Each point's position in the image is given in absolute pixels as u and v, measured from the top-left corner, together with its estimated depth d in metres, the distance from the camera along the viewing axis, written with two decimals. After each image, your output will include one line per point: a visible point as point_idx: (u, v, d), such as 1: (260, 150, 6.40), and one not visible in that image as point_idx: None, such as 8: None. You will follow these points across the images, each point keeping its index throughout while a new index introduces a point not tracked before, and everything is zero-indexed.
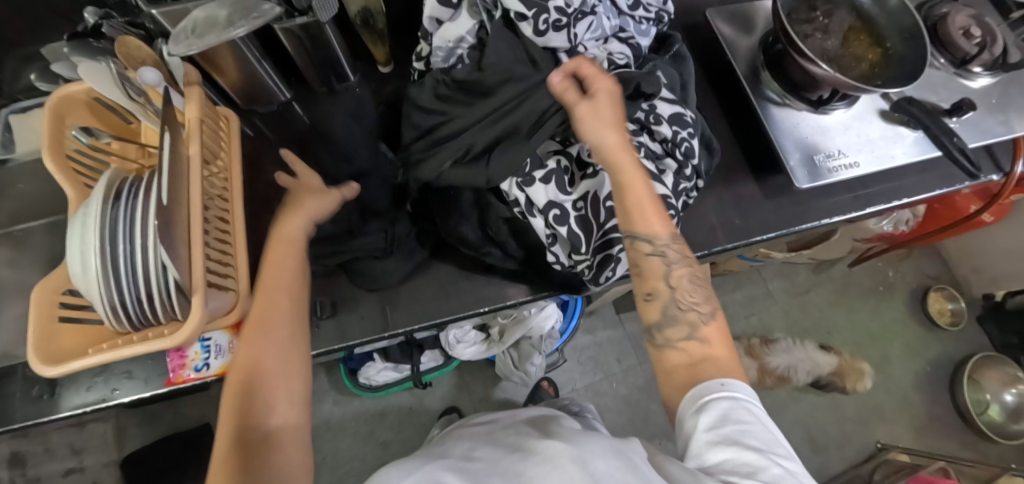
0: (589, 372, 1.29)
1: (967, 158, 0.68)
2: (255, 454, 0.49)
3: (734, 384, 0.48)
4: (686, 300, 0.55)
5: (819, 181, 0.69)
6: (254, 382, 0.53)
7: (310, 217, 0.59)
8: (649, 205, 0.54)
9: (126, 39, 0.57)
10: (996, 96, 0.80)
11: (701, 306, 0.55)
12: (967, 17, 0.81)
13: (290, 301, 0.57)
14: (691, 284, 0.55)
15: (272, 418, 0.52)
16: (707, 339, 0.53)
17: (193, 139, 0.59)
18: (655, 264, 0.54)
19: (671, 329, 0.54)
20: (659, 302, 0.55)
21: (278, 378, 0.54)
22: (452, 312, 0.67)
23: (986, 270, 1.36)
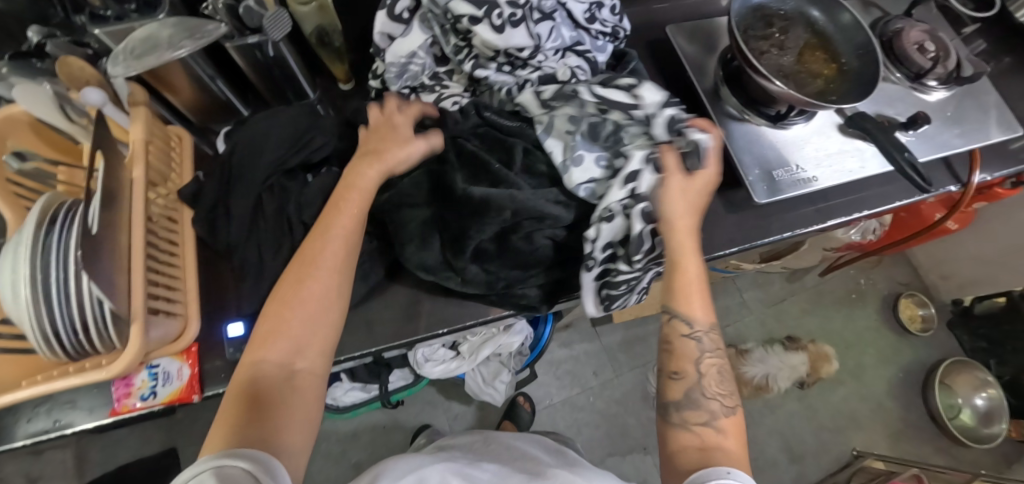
0: (566, 387, 1.28)
1: (917, 173, 0.68)
2: (270, 392, 0.48)
3: (739, 473, 0.46)
4: (712, 388, 0.54)
5: (778, 195, 0.69)
6: (283, 331, 0.50)
7: (387, 171, 0.57)
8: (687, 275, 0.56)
9: (67, 60, 0.56)
10: (952, 109, 0.82)
11: (724, 398, 0.54)
12: (921, 32, 0.82)
13: (336, 256, 0.53)
14: (720, 375, 0.55)
15: (298, 360, 0.50)
16: (724, 429, 0.52)
17: (137, 162, 0.58)
18: (687, 346, 0.55)
19: (689, 411, 0.53)
20: (684, 383, 0.54)
21: (305, 310, 0.51)
22: (410, 335, 0.65)
23: (956, 276, 1.39)
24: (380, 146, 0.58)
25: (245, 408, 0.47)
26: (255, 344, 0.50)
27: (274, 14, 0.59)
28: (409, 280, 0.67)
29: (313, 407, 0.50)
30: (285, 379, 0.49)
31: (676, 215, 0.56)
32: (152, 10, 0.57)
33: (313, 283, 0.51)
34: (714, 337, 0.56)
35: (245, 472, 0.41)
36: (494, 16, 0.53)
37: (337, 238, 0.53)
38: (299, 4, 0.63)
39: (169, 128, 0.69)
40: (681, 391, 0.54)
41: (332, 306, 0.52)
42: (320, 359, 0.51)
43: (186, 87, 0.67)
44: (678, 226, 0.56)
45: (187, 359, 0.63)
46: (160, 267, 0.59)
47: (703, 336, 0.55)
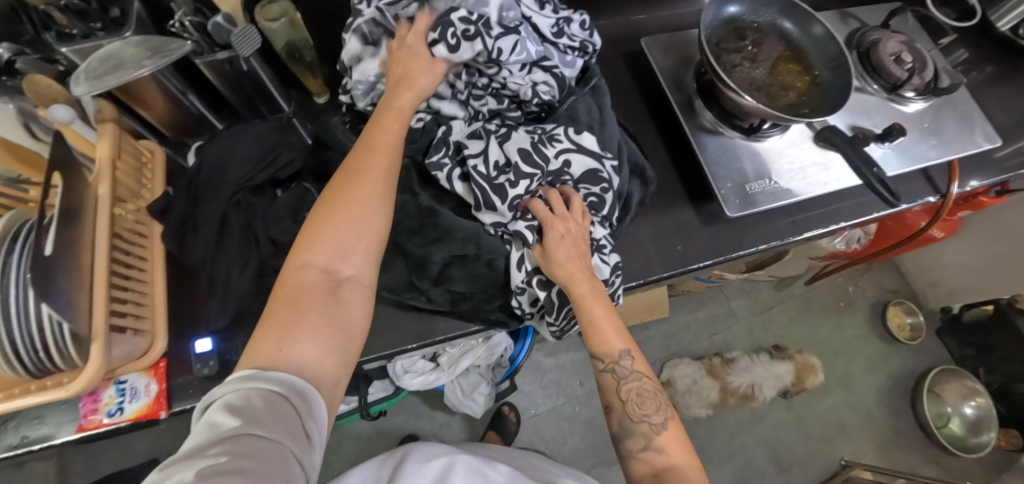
0: (551, 396, 1.28)
1: (887, 190, 0.66)
2: (318, 297, 0.45)
3: None
4: (637, 411, 0.54)
5: (750, 209, 0.69)
6: (329, 239, 0.47)
7: (422, 91, 0.55)
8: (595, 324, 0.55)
9: (35, 78, 0.55)
10: (929, 120, 0.82)
11: (652, 417, 0.54)
12: (898, 43, 0.82)
13: (376, 167, 0.50)
14: (641, 398, 0.55)
15: (344, 268, 0.47)
16: (663, 447, 0.51)
17: (103, 179, 0.58)
18: (606, 380, 0.56)
19: (629, 440, 0.53)
20: (616, 415, 0.55)
21: (348, 219, 0.48)
22: (376, 352, 0.63)
23: (943, 284, 1.38)
24: (412, 68, 0.55)
25: (291, 314, 0.44)
26: (298, 251, 0.47)
27: (244, 30, 0.60)
28: None
29: (361, 316, 0.48)
30: (327, 292, 0.46)
31: (561, 267, 0.55)
32: (119, 28, 0.57)
33: (357, 196, 0.48)
34: (635, 360, 0.55)
35: (279, 396, 0.40)
36: (449, 35, 0.54)
37: (377, 152, 0.50)
38: (268, 21, 0.63)
39: (139, 142, 0.69)
40: (618, 420, 0.55)
41: (374, 216, 0.49)
42: (366, 266, 0.48)
43: (158, 101, 0.67)
44: (568, 278, 0.55)
45: (154, 375, 0.63)
46: (127, 283, 0.59)
47: (619, 365, 0.55)
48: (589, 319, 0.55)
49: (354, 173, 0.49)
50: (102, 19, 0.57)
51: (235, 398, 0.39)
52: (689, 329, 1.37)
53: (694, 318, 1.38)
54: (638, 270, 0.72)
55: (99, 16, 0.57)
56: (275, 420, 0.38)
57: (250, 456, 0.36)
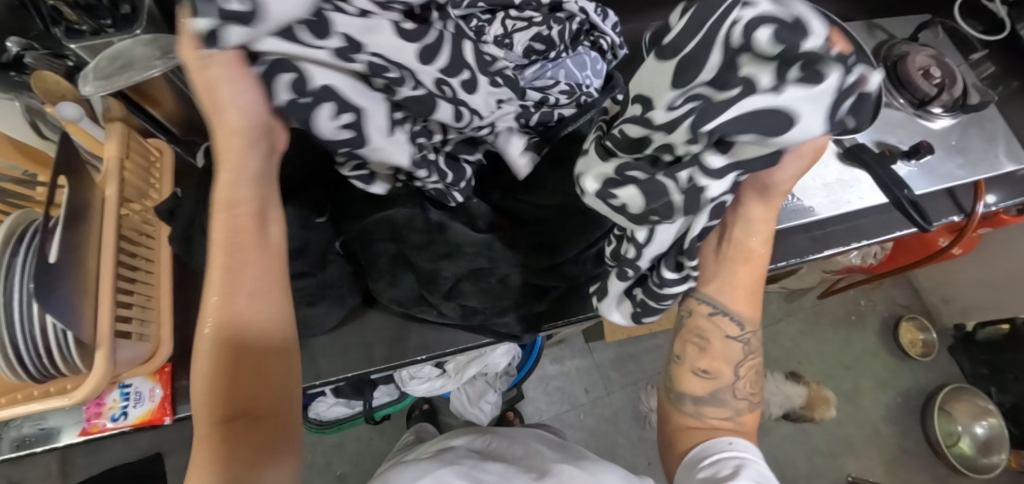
0: (555, 403, 1.26)
1: (915, 210, 0.66)
2: (246, 433, 0.40)
3: (740, 443, 0.52)
4: (743, 389, 0.57)
5: (772, 226, 0.68)
6: (235, 351, 0.40)
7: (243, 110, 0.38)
8: (750, 275, 0.54)
9: (42, 74, 0.55)
10: (955, 138, 0.79)
11: (750, 397, 0.57)
12: (927, 57, 0.80)
13: (271, 246, 0.43)
14: (754, 377, 0.57)
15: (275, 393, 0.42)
16: (742, 424, 0.56)
17: (111, 180, 0.57)
18: (729, 348, 0.56)
19: (709, 406, 0.56)
20: (714, 383, 0.56)
21: (254, 325, 0.41)
22: (384, 363, 0.64)
23: (958, 300, 1.37)
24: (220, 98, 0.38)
25: (226, 458, 0.38)
26: (202, 387, 0.40)
27: None
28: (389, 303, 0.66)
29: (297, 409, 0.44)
30: (254, 423, 0.40)
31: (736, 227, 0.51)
32: (129, 25, 0.55)
33: (254, 301, 0.42)
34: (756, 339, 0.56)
35: None
36: None
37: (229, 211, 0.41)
38: None
39: (148, 140, 0.67)
40: (705, 387, 0.56)
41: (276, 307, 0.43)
42: (286, 369, 0.43)
43: (167, 98, 0.66)
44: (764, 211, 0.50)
45: (160, 380, 0.61)
46: (133, 287, 0.58)
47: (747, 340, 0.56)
48: (735, 280, 0.54)
49: (235, 262, 0.41)
50: (112, 16, 0.55)
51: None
52: None
53: None
54: None
55: (109, 12, 0.55)
56: None
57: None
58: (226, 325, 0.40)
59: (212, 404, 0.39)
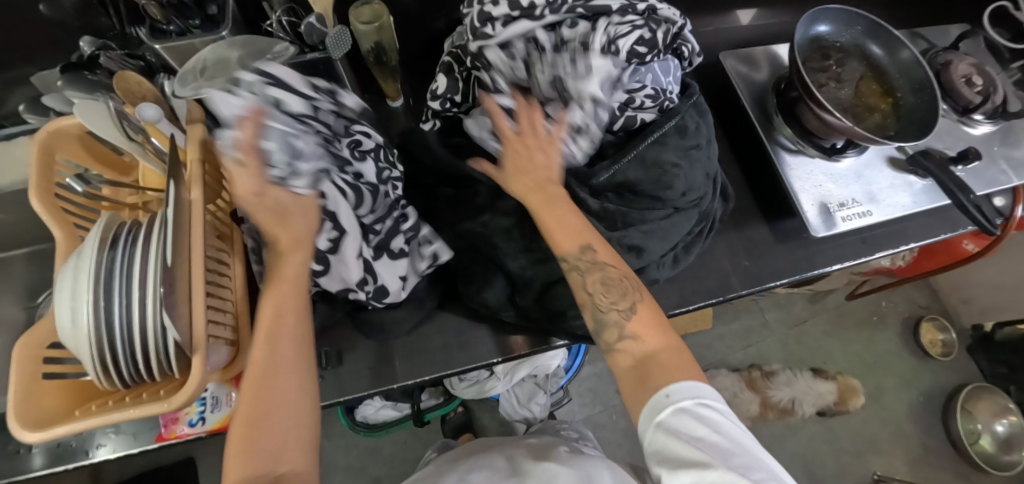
0: (588, 405, 1.27)
1: (980, 212, 0.67)
2: None
3: (677, 393, 0.46)
4: (604, 300, 0.54)
5: (833, 230, 0.69)
6: (265, 396, 0.45)
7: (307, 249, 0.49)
8: (553, 212, 0.56)
9: (125, 74, 0.55)
10: (997, 144, 0.81)
11: (622, 305, 0.53)
12: (969, 65, 0.82)
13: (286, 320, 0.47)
14: (606, 286, 0.54)
15: (282, 463, 0.44)
16: (637, 334, 0.52)
17: (197, 182, 0.57)
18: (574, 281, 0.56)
19: (606, 333, 0.53)
20: (588, 314, 0.55)
21: (280, 387, 0.46)
22: (460, 364, 0.67)
23: (976, 302, 1.40)
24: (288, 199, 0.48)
25: None
26: (233, 446, 0.44)
27: (339, 33, 0.59)
28: (460, 307, 0.69)
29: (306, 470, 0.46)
30: None
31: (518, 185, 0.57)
32: (215, 26, 0.57)
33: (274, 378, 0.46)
34: (596, 252, 0.55)
35: None
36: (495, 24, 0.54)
37: (286, 281, 0.48)
38: (361, 22, 0.61)
39: None
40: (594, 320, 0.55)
41: (297, 374, 0.47)
42: (300, 433, 0.46)
43: None
44: (527, 190, 0.57)
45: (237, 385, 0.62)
46: (215, 287, 0.57)
47: (579, 262, 0.55)
48: (551, 219, 0.56)
49: (277, 334, 0.47)
50: (200, 16, 0.56)
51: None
52: (724, 340, 1.38)
53: (729, 330, 1.38)
54: (715, 288, 0.71)
55: (197, 13, 0.56)
56: None
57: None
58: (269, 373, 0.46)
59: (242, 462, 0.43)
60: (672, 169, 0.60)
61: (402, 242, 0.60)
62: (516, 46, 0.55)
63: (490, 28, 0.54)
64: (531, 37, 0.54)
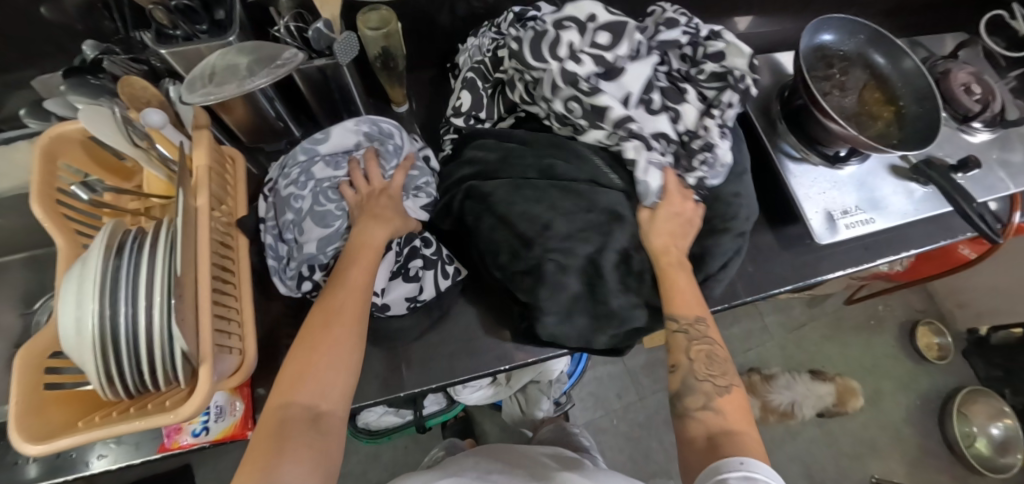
0: (590, 409, 1.27)
1: (982, 221, 0.67)
2: (298, 427, 0.48)
3: (752, 463, 0.47)
4: (703, 371, 0.58)
5: (837, 237, 0.70)
6: (317, 338, 0.52)
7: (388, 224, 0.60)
8: (676, 284, 0.61)
9: (130, 78, 0.55)
10: (996, 152, 0.82)
11: (717, 379, 0.57)
12: (968, 74, 0.83)
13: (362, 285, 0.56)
14: (708, 359, 0.59)
15: (322, 401, 0.50)
16: (721, 409, 0.55)
17: (202, 189, 0.56)
18: (676, 340, 0.60)
19: (688, 397, 0.57)
20: (680, 373, 0.59)
21: (332, 332, 0.52)
22: (467, 372, 0.66)
23: (972, 305, 1.41)
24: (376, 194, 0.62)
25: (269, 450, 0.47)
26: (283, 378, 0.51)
27: (346, 38, 0.58)
28: (466, 314, 0.69)
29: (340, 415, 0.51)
30: (308, 420, 0.49)
31: (659, 237, 0.62)
32: (222, 31, 0.56)
33: (335, 325, 0.53)
34: (707, 327, 0.60)
35: None
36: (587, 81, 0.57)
37: (364, 245, 0.58)
38: (368, 28, 0.61)
39: (223, 147, 0.67)
40: (681, 380, 0.59)
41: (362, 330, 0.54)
42: (342, 378, 0.51)
43: (244, 105, 0.64)
44: (659, 251, 0.62)
45: (241, 393, 0.62)
46: (220, 296, 0.57)
47: (689, 328, 0.59)
48: (676, 285, 0.61)
49: (338, 286, 0.55)
50: (207, 21, 0.56)
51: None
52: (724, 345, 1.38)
53: (729, 334, 1.39)
54: (720, 294, 0.72)
55: (204, 17, 0.55)
56: None
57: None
58: (327, 315, 0.53)
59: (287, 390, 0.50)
60: (730, 198, 0.67)
61: (420, 265, 0.66)
62: (626, 93, 0.59)
63: (589, 83, 0.57)
64: (635, 90, 0.59)
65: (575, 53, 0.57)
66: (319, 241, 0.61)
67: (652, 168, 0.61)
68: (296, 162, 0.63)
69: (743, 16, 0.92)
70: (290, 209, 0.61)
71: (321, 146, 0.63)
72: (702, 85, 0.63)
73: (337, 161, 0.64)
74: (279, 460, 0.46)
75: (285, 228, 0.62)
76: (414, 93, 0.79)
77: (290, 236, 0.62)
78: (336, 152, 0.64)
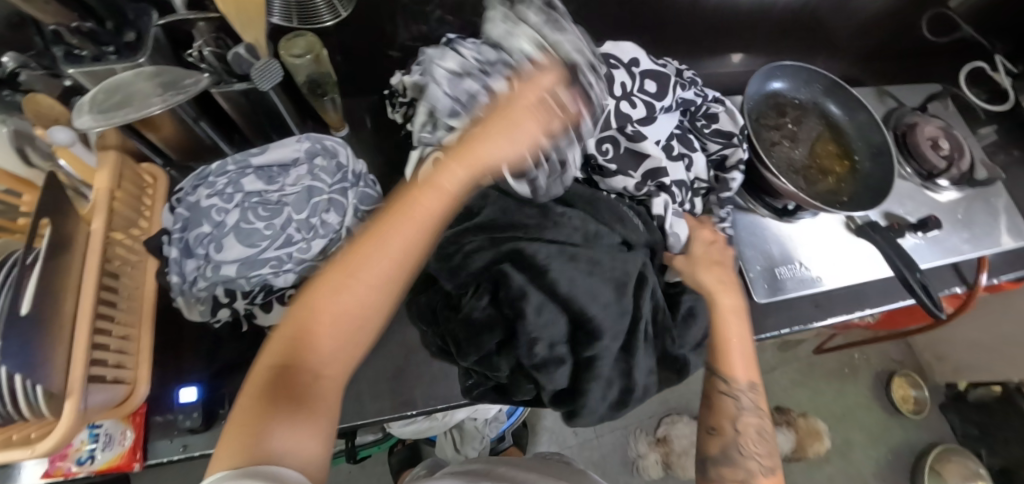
0: (542, 445, 1.23)
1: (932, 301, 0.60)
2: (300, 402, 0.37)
3: None
4: (750, 447, 0.53)
5: (778, 296, 0.66)
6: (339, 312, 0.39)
7: (477, 174, 0.43)
8: (728, 339, 0.56)
9: (36, 96, 0.51)
10: (962, 211, 0.79)
11: (763, 457, 0.52)
12: (935, 128, 0.79)
13: (420, 237, 0.42)
14: (758, 435, 0.53)
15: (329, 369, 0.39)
16: None
17: (97, 213, 0.54)
18: (724, 404, 0.55)
19: (726, 468, 0.52)
20: (721, 441, 0.53)
21: (356, 295, 0.40)
22: (373, 416, 0.62)
23: (949, 359, 1.35)
24: (479, 138, 0.43)
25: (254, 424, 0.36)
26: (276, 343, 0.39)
27: (265, 63, 0.55)
28: (383, 351, 0.65)
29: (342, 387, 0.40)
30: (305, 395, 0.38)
31: (707, 282, 0.58)
32: (132, 53, 0.53)
33: (354, 289, 0.40)
34: (758, 397, 0.55)
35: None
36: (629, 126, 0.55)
37: (435, 193, 0.42)
38: (293, 56, 0.58)
39: (142, 166, 0.64)
40: (719, 446, 0.54)
41: (386, 299, 0.41)
42: (351, 355, 0.40)
43: (166, 124, 0.61)
44: (714, 288, 0.58)
45: (133, 423, 0.58)
46: (112, 327, 0.55)
47: (742, 394, 0.54)
48: (729, 351, 0.56)
49: (387, 244, 0.40)
50: (116, 43, 0.52)
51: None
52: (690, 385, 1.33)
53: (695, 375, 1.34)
54: None
55: (112, 39, 0.52)
56: None
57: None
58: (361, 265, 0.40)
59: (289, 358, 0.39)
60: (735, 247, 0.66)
61: None
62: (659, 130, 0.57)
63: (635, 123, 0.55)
64: (663, 139, 0.58)
65: (628, 95, 0.56)
66: (239, 262, 0.50)
67: (677, 220, 0.58)
68: (224, 173, 0.53)
69: (707, 55, 0.89)
70: (207, 222, 0.51)
71: (256, 159, 0.54)
72: (708, 138, 0.62)
73: (270, 174, 0.54)
74: (264, 436, 0.35)
75: (194, 243, 0.51)
76: (360, 115, 0.77)
77: (200, 251, 0.51)
78: (271, 165, 0.55)
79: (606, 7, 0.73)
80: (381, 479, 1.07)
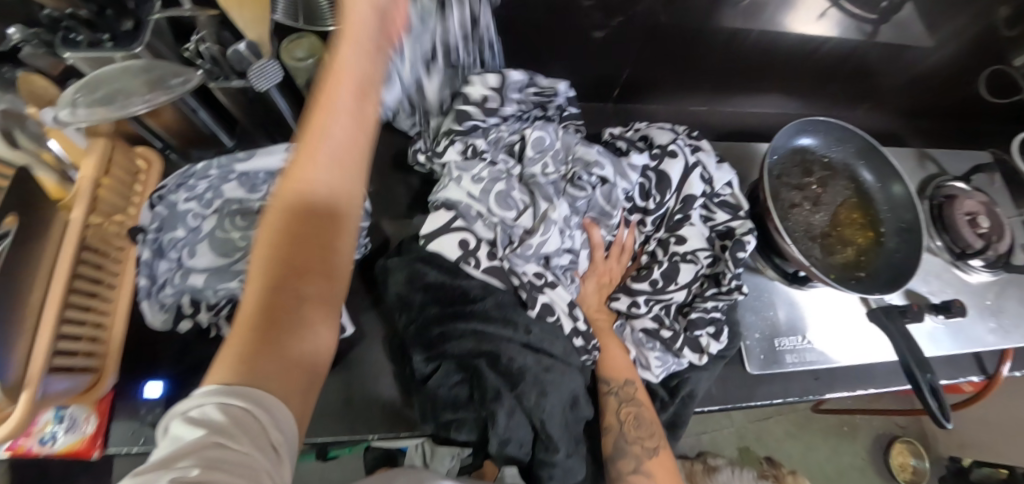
0: None
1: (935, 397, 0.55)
2: (272, 320, 0.33)
3: None
4: (633, 432, 0.53)
5: (772, 368, 0.62)
6: (298, 203, 0.35)
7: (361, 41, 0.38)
8: (608, 353, 0.56)
9: (31, 78, 0.51)
10: (992, 297, 0.73)
11: (645, 439, 0.53)
12: (977, 203, 0.73)
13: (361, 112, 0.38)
14: (639, 420, 0.54)
15: (309, 278, 0.35)
16: (650, 472, 0.52)
17: (79, 202, 0.53)
18: (605, 403, 0.55)
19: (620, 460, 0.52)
20: (611, 436, 0.54)
21: (326, 198, 0.36)
22: (334, 436, 0.58)
23: (955, 432, 1.29)
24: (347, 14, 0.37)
25: (241, 351, 0.32)
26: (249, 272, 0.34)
27: (262, 65, 0.52)
28: (353, 369, 0.61)
29: (326, 289, 0.37)
30: (299, 304, 0.35)
31: (589, 307, 0.58)
32: (129, 42, 0.50)
33: (323, 190, 0.36)
34: (637, 389, 0.55)
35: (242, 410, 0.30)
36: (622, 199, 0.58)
37: (339, 80, 0.37)
38: (293, 59, 0.56)
39: (136, 150, 0.63)
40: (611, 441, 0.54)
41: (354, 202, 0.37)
42: (329, 257, 0.36)
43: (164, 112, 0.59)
44: (591, 311, 0.58)
45: (98, 410, 0.57)
46: (86, 315, 0.54)
47: (621, 392, 0.55)
48: (606, 351, 0.57)
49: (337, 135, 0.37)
50: (112, 31, 0.50)
51: (194, 409, 0.29)
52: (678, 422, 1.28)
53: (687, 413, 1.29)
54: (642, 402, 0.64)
55: (109, 27, 0.50)
56: (240, 431, 0.29)
57: (220, 476, 0.27)
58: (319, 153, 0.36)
59: (269, 262, 0.34)
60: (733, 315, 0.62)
61: None
62: (648, 218, 0.60)
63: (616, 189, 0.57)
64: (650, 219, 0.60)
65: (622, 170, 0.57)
66: (208, 272, 0.50)
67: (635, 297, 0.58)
68: (206, 175, 0.53)
69: (739, 94, 0.84)
70: (182, 227, 0.51)
71: (239, 165, 0.54)
72: (716, 208, 0.61)
73: (253, 181, 0.53)
74: (259, 364, 0.32)
75: (167, 246, 0.51)
76: None
77: (172, 254, 0.50)
78: (254, 171, 0.54)
79: (636, 34, 0.69)
80: (351, 476, 1.06)
